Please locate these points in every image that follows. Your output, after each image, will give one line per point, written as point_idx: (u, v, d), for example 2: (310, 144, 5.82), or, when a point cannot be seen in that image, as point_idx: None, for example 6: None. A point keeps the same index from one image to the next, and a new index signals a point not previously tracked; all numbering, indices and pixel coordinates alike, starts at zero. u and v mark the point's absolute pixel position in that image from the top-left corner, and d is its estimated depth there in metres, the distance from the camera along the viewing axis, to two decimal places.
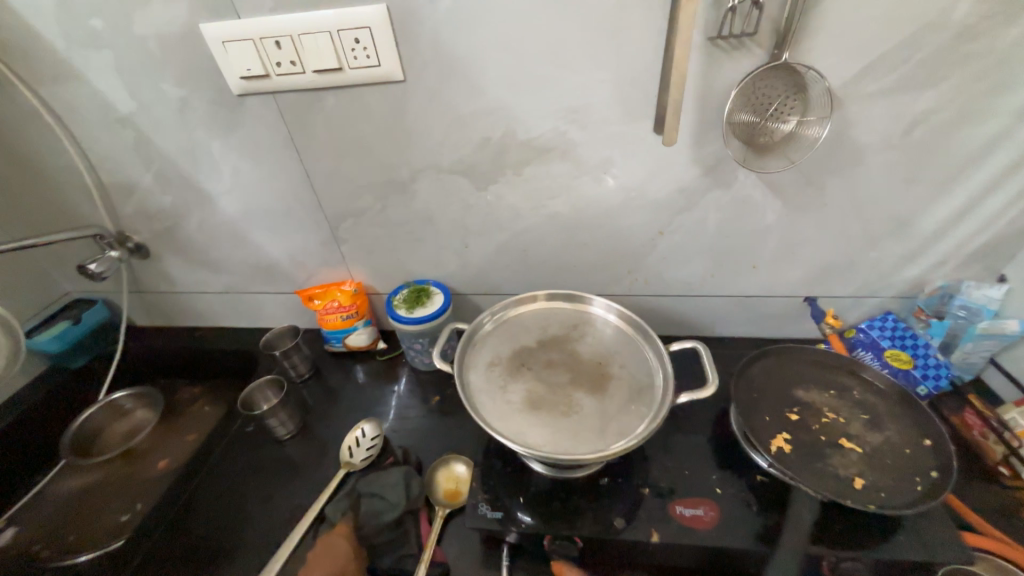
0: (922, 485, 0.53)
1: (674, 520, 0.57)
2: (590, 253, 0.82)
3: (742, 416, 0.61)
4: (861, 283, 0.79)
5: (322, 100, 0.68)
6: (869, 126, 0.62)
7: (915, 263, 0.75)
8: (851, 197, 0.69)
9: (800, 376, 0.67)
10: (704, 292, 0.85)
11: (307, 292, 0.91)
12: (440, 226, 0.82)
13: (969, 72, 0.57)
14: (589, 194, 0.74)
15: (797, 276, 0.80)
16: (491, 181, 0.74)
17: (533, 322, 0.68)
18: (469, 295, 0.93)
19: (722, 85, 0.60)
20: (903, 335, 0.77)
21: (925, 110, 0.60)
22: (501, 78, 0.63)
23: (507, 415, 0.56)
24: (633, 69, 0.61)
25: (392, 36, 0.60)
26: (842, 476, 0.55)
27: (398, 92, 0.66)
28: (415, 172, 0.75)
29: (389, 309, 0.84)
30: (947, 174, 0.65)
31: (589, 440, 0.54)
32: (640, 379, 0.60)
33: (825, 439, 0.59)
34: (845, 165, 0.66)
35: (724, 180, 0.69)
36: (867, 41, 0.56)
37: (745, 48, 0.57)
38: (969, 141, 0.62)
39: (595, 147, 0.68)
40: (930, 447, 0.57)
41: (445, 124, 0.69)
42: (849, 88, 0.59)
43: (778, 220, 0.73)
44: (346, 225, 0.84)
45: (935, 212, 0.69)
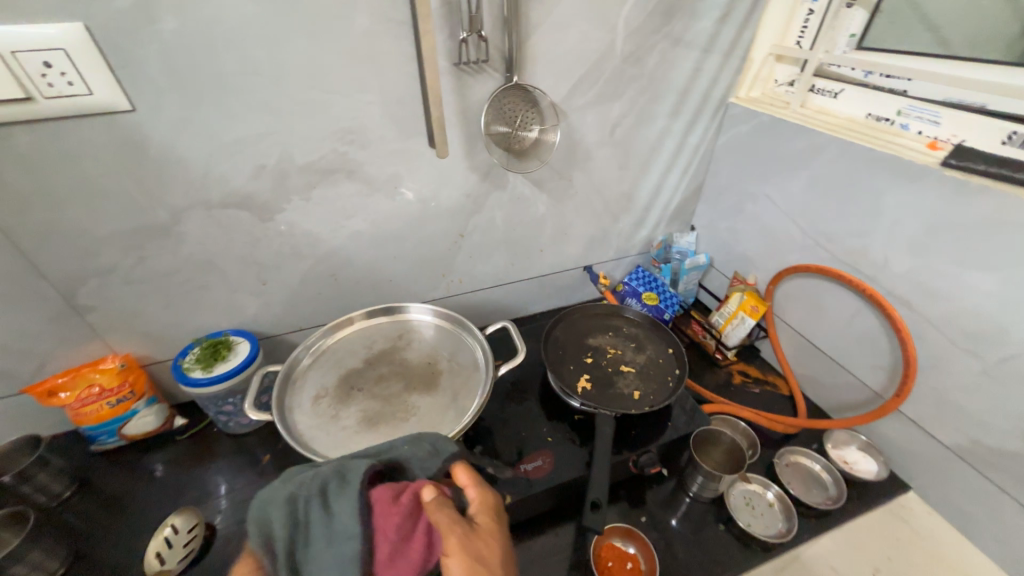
0: (672, 381, 0.73)
1: (521, 477, 0.65)
2: (402, 265, 0.85)
3: (553, 372, 0.74)
4: (616, 248, 1.03)
5: (9, 138, 0.53)
6: (587, 130, 0.81)
7: (643, 227, 1.02)
8: (592, 184, 0.89)
9: (589, 327, 0.83)
10: (510, 280, 0.97)
11: (42, 385, 0.70)
12: (227, 267, 0.73)
13: (635, 89, 0.80)
14: (386, 209, 0.77)
15: (574, 251, 0.99)
16: (278, 210, 0.70)
17: (356, 343, 0.68)
18: (282, 336, 0.85)
19: (476, 103, 0.70)
20: (650, 280, 1.02)
21: (618, 116, 0.82)
22: (261, 104, 0.61)
23: (345, 441, 0.55)
24: (397, 91, 0.66)
25: (102, 60, 0.52)
26: (626, 393, 0.72)
27: (128, 124, 0.57)
28: (176, 212, 0.65)
29: (177, 374, 0.71)
30: (643, 160, 0.91)
31: (430, 433, 0.56)
32: (466, 365, 0.66)
33: (612, 370, 0.75)
34: (581, 161, 0.85)
35: (500, 183, 0.81)
36: (569, 66, 0.73)
37: (485, 72, 0.68)
38: (648, 136, 0.88)
39: (380, 164, 0.71)
40: (673, 352, 0.78)
41: (204, 155, 0.62)
42: (568, 102, 0.76)
43: (548, 209, 0.89)
44: (89, 288, 0.67)
45: (644, 188, 0.96)
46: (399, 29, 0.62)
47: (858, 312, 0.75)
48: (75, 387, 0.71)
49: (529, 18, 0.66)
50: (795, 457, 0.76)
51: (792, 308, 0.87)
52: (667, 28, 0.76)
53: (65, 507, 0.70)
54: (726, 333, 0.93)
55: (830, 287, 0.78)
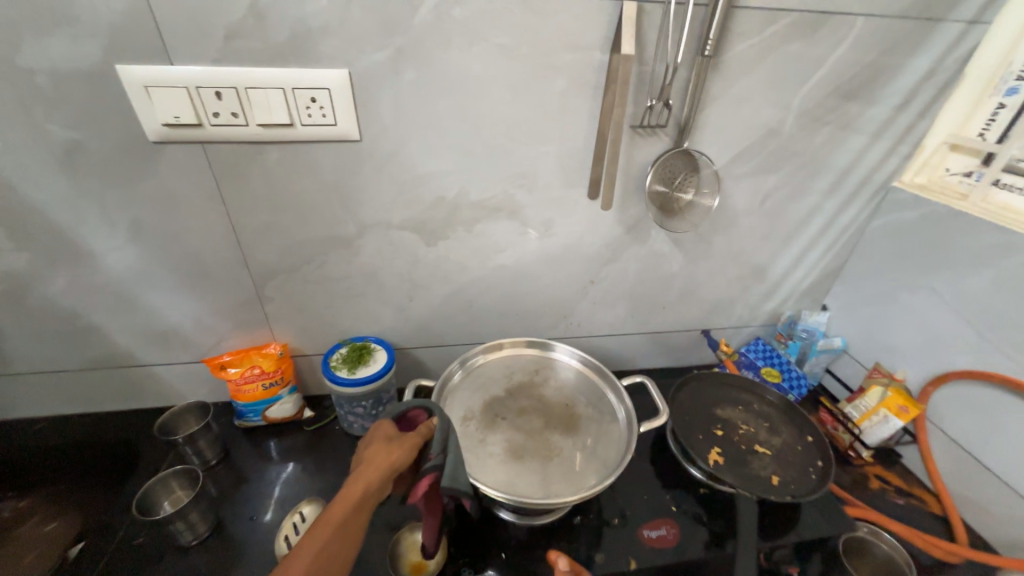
0: (815, 473, 0.68)
1: (644, 543, 0.63)
2: (531, 301, 0.88)
3: (681, 436, 0.71)
4: (739, 316, 1.00)
5: (264, 154, 0.64)
6: (738, 198, 0.82)
7: (772, 298, 0.98)
8: (730, 249, 0.88)
9: (716, 396, 0.80)
10: (627, 331, 0.97)
11: (217, 359, 0.79)
12: (384, 281, 0.80)
13: (794, 165, 0.80)
14: (532, 248, 0.81)
15: (695, 313, 0.97)
16: (441, 237, 0.76)
17: (498, 371, 0.74)
18: (409, 350, 0.90)
19: (641, 163, 0.73)
20: (771, 354, 0.98)
21: (772, 188, 0.82)
22: (458, 146, 0.68)
23: (494, 468, 0.60)
24: (572, 145, 0.71)
25: (352, 100, 0.61)
26: (763, 476, 0.67)
27: (352, 151, 0.66)
28: (362, 227, 0.73)
29: (326, 370, 0.77)
30: (788, 232, 0.88)
31: (574, 479, 0.60)
32: (604, 416, 0.69)
33: (745, 448, 0.71)
34: (725, 227, 0.85)
35: (642, 238, 0.83)
36: (735, 138, 0.75)
37: (657, 135, 0.71)
38: (798, 211, 0.86)
39: (538, 207, 0.76)
40: (812, 441, 0.73)
41: (400, 183, 0.70)
42: (726, 170, 0.78)
43: (681, 268, 0.89)
44: (274, 283, 0.76)
45: (782, 260, 0.93)
46: (590, 93, 0.67)
47: None
48: (240, 365, 0.79)
49: (709, 92, 0.69)
50: None
51: (953, 416, 0.78)
52: (842, 109, 0.76)
53: (210, 473, 0.78)
54: (863, 428, 0.85)
55: (1009, 401, 0.70)
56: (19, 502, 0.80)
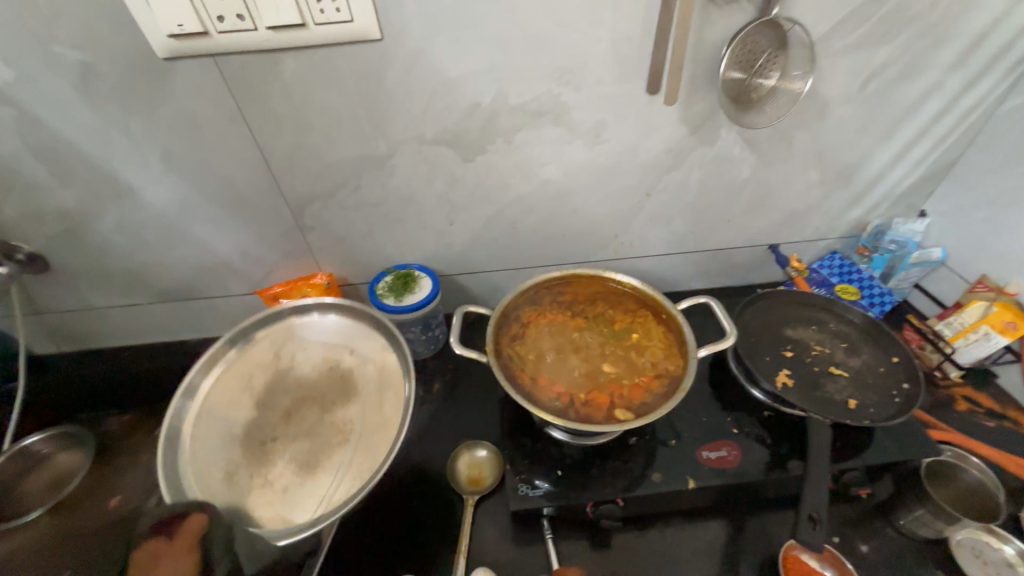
0: (900, 397, 0.62)
1: (703, 464, 0.61)
2: (579, 221, 0.81)
3: (747, 358, 0.67)
4: (816, 227, 0.88)
5: (279, 64, 0.57)
6: (834, 82, 0.67)
7: (858, 206, 0.85)
8: (815, 147, 0.75)
9: (786, 316, 0.73)
10: (684, 249, 0.88)
11: (268, 291, 0.80)
12: (422, 204, 0.75)
13: (915, 30, 0.63)
14: (581, 159, 0.72)
15: (765, 226, 0.86)
16: (479, 151, 0.69)
17: (229, 395, 0.61)
18: (453, 276, 0.88)
19: (714, 41, 0.60)
20: (850, 270, 0.88)
21: (880, 65, 0.66)
22: (491, 36, 0.58)
23: (309, 487, 0.54)
24: (630, 26, 0.59)
25: None
26: (838, 399, 0.62)
27: (374, 54, 0.58)
28: (394, 144, 0.67)
29: (373, 298, 0.76)
30: (891, 123, 0.73)
31: (385, 425, 0.57)
32: (357, 368, 0.64)
33: (819, 370, 0.66)
34: (814, 119, 0.71)
35: (709, 139, 0.71)
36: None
37: (738, 2, 0.57)
38: (910, 93, 0.69)
39: (588, 109, 0.66)
40: (898, 363, 0.66)
41: (428, 90, 0.62)
42: (824, 43, 0.63)
43: (752, 174, 0.77)
44: (311, 211, 0.74)
45: (877, 160, 0.78)
46: None
47: None
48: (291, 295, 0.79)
49: None
50: None
51: None
52: None
53: None
54: (957, 347, 0.76)
55: None
56: (123, 417, 0.85)
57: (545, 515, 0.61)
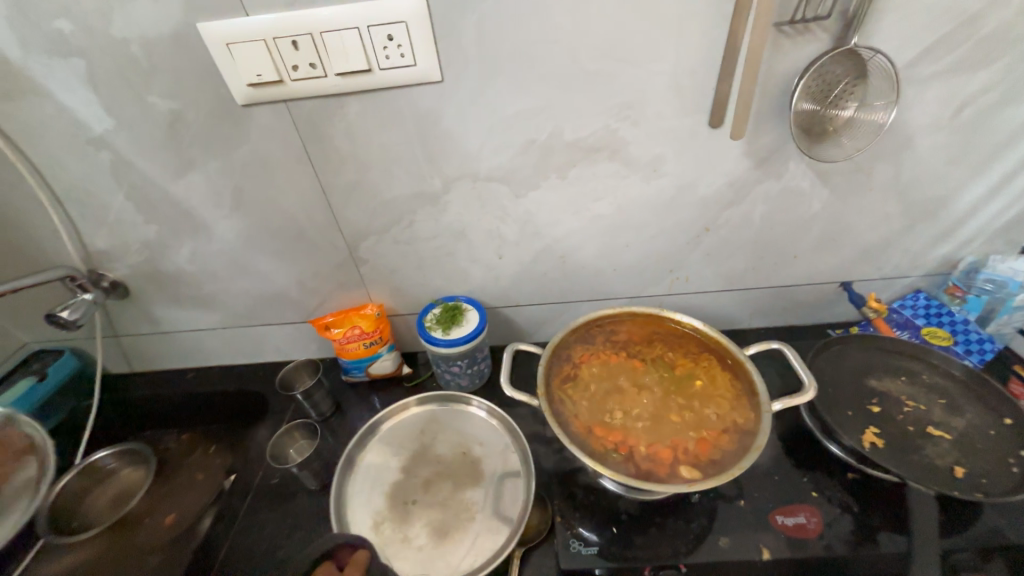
0: (1019, 467, 0.53)
1: (779, 531, 0.55)
2: (633, 255, 0.78)
3: (825, 411, 0.60)
4: (896, 265, 0.80)
5: (345, 107, 0.60)
6: (919, 110, 0.62)
7: (946, 242, 0.77)
8: (897, 179, 0.69)
9: (869, 365, 0.66)
10: (745, 286, 0.83)
11: (321, 321, 0.81)
12: (473, 239, 0.75)
13: (1017, 53, 0.57)
14: (636, 194, 0.70)
15: (836, 262, 0.80)
16: (532, 187, 0.69)
17: (385, 455, 0.70)
18: (499, 309, 0.86)
19: (784, 73, 0.57)
20: (938, 312, 0.79)
21: (975, 91, 0.60)
22: (550, 75, 0.58)
23: (433, 553, 0.59)
24: (693, 60, 0.57)
25: (430, 32, 0.54)
26: (941, 466, 0.54)
27: (434, 95, 0.59)
28: (449, 180, 0.68)
29: (422, 330, 0.76)
30: (988, 153, 0.66)
31: (507, 516, 0.61)
32: (490, 457, 0.69)
33: (914, 430, 0.58)
34: (895, 150, 0.65)
35: (775, 172, 0.67)
36: (928, 24, 0.55)
37: (811, 33, 0.54)
38: (1011, 120, 0.63)
39: (646, 144, 0.64)
40: (1012, 425, 0.57)
41: (485, 128, 0.62)
42: (907, 71, 0.58)
43: (823, 208, 0.72)
44: (366, 244, 0.75)
45: (970, 191, 0.71)
46: None
47: None
48: (342, 326, 0.81)
49: None
50: None
51: None
52: None
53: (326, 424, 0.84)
54: None
55: None
56: (181, 435, 0.94)
57: None
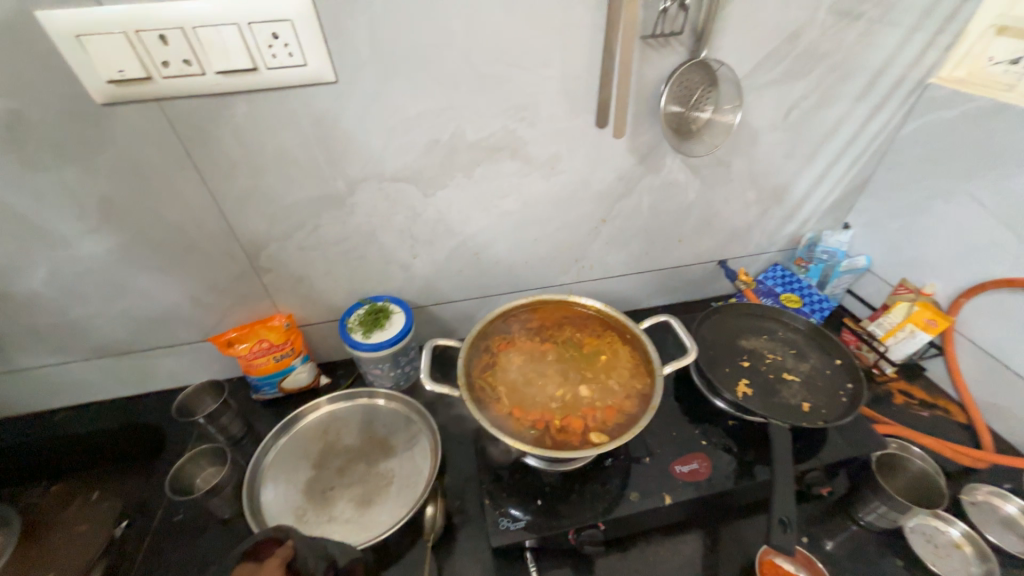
0: (846, 396, 0.67)
1: (677, 479, 0.63)
2: (541, 247, 0.83)
3: (708, 370, 0.70)
4: (757, 243, 0.95)
5: (230, 108, 0.56)
6: (760, 113, 0.74)
7: (792, 221, 0.93)
8: (750, 171, 0.82)
9: (740, 328, 0.78)
10: (642, 269, 0.93)
11: (221, 337, 0.75)
12: (385, 240, 0.74)
13: (824, 68, 0.71)
14: (539, 190, 0.75)
15: (713, 243, 0.92)
16: (440, 186, 0.70)
17: (295, 456, 0.70)
18: (418, 309, 0.87)
19: (653, 79, 0.66)
20: (789, 279, 0.95)
21: (798, 97, 0.74)
22: (446, 77, 0.60)
23: (360, 522, 0.62)
24: (576, 67, 0.63)
25: (319, 32, 0.53)
26: (793, 404, 0.66)
27: (329, 96, 0.58)
28: (353, 182, 0.67)
29: (344, 333, 0.75)
30: (813, 147, 0.81)
31: (421, 470, 0.68)
32: (394, 432, 0.73)
33: (774, 377, 0.70)
34: (746, 146, 0.78)
35: (656, 167, 0.76)
36: (758, 41, 0.66)
37: (671, 46, 0.63)
38: (825, 121, 0.78)
39: (543, 143, 0.69)
40: (841, 364, 0.71)
41: (386, 130, 0.63)
42: (748, 80, 0.70)
43: (697, 197, 0.83)
44: (268, 252, 0.71)
45: (804, 179, 0.86)
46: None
47: None
48: (247, 340, 0.75)
49: None
50: (983, 497, 0.67)
51: (987, 327, 0.76)
52: None
53: (238, 449, 0.77)
54: (889, 345, 0.83)
55: None
56: None
57: (527, 548, 0.60)
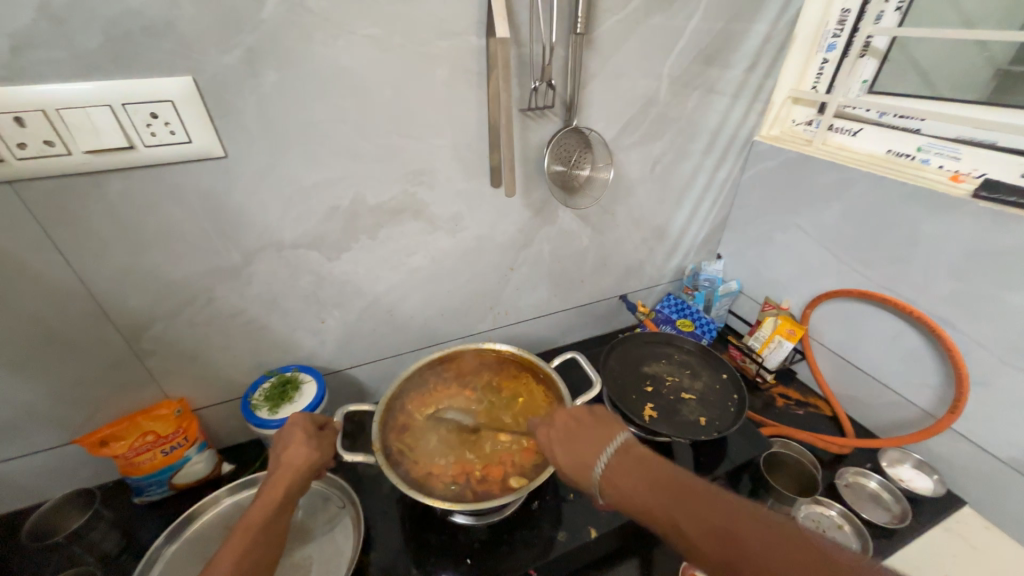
0: (734, 406, 0.76)
1: (601, 510, 0.65)
2: (455, 299, 0.86)
3: (618, 400, 0.76)
4: (649, 277, 1.07)
5: (102, 186, 0.54)
6: (631, 168, 0.86)
7: (674, 256, 1.06)
8: (632, 216, 0.93)
9: (642, 355, 0.86)
10: (552, 310, 0.99)
11: (93, 436, 0.66)
12: (289, 307, 0.72)
13: (674, 131, 0.86)
14: (445, 246, 0.78)
15: (612, 281, 1.02)
16: (345, 249, 0.71)
17: (189, 566, 0.62)
18: (332, 375, 0.83)
19: (536, 145, 0.74)
20: (682, 307, 1.06)
21: (659, 154, 0.88)
22: (342, 148, 0.63)
23: None
24: (466, 136, 0.70)
25: (204, 111, 0.53)
26: (692, 420, 0.74)
27: (218, 170, 0.58)
28: (250, 253, 0.65)
29: (245, 412, 0.69)
30: (679, 194, 0.96)
31: (343, 552, 0.62)
32: (311, 512, 0.67)
33: (674, 397, 0.77)
34: (624, 196, 0.89)
35: (550, 219, 0.84)
36: (618, 112, 0.79)
37: (547, 117, 0.73)
38: (683, 173, 0.93)
39: (444, 204, 0.74)
40: (728, 377, 0.81)
41: (283, 199, 0.63)
42: (616, 143, 0.82)
43: (591, 242, 0.92)
44: (152, 333, 0.65)
45: (677, 220, 1.00)
46: (474, 80, 0.66)
47: (901, 332, 0.80)
48: (128, 436, 0.67)
49: (588, 68, 0.72)
50: (852, 477, 0.79)
51: (830, 331, 0.91)
52: (704, 75, 0.82)
53: (114, 569, 0.66)
54: (765, 355, 0.96)
55: (868, 309, 0.84)
56: None
57: None
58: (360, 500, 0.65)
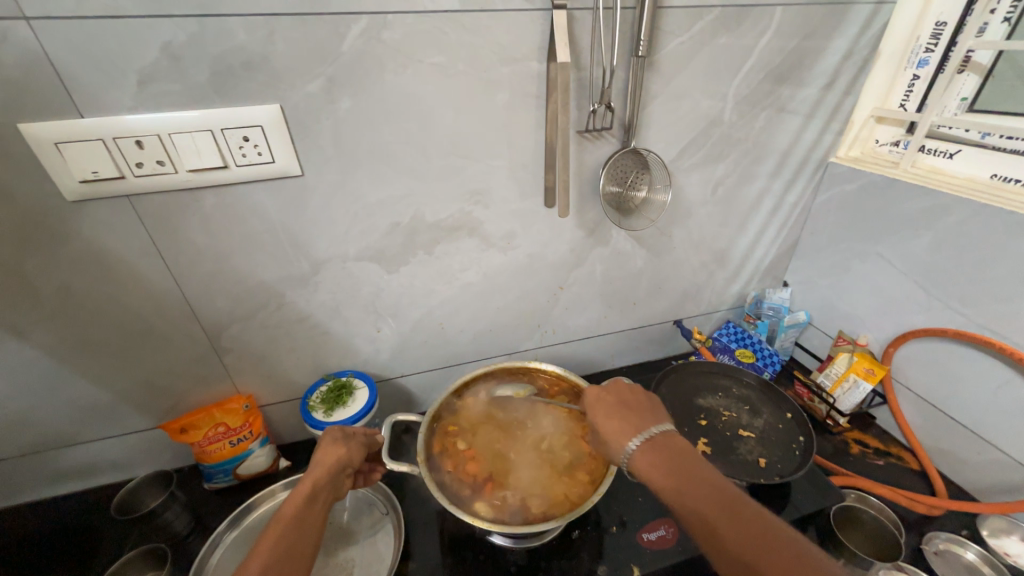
0: (799, 449, 0.69)
1: (645, 548, 0.62)
2: (504, 315, 0.86)
3: None
4: (707, 302, 1.02)
5: (199, 202, 0.60)
6: (691, 189, 0.84)
7: (736, 282, 1.01)
8: (690, 239, 0.90)
9: (697, 386, 0.81)
10: (602, 331, 0.97)
11: (173, 424, 0.73)
12: (348, 315, 0.76)
13: (739, 151, 0.82)
14: (497, 263, 0.80)
15: (666, 305, 0.98)
16: (402, 263, 0.74)
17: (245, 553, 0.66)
18: (383, 383, 0.87)
19: (591, 166, 0.74)
20: (743, 336, 1.00)
21: (722, 176, 0.84)
22: (405, 167, 0.66)
23: None
24: (523, 157, 0.71)
25: (287, 135, 0.59)
26: (751, 461, 0.68)
27: (295, 186, 0.63)
28: (318, 263, 0.70)
29: (304, 413, 0.74)
30: (742, 217, 0.91)
31: (384, 559, 0.63)
32: (356, 516, 0.69)
33: (730, 434, 0.72)
34: (683, 218, 0.86)
35: (603, 239, 0.83)
36: (679, 134, 0.77)
37: (604, 138, 0.72)
38: (747, 195, 0.88)
39: (498, 222, 0.75)
40: (792, 417, 0.74)
41: (350, 215, 0.67)
42: (675, 164, 0.80)
43: (645, 263, 0.89)
44: (230, 333, 0.72)
45: (740, 244, 0.95)
46: (533, 102, 0.67)
47: (1006, 382, 0.70)
48: (202, 427, 0.73)
49: (649, 89, 0.71)
50: (943, 544, 0.69)
51: (916, 375, 0.82)
52: (774, 94, 0.79)
53: (181, 548, 0.71)
54: (837, 396, 0.87)
55: (966, 352, 0.74)
56: None
57: None
58: (402, 509, 0.66)
